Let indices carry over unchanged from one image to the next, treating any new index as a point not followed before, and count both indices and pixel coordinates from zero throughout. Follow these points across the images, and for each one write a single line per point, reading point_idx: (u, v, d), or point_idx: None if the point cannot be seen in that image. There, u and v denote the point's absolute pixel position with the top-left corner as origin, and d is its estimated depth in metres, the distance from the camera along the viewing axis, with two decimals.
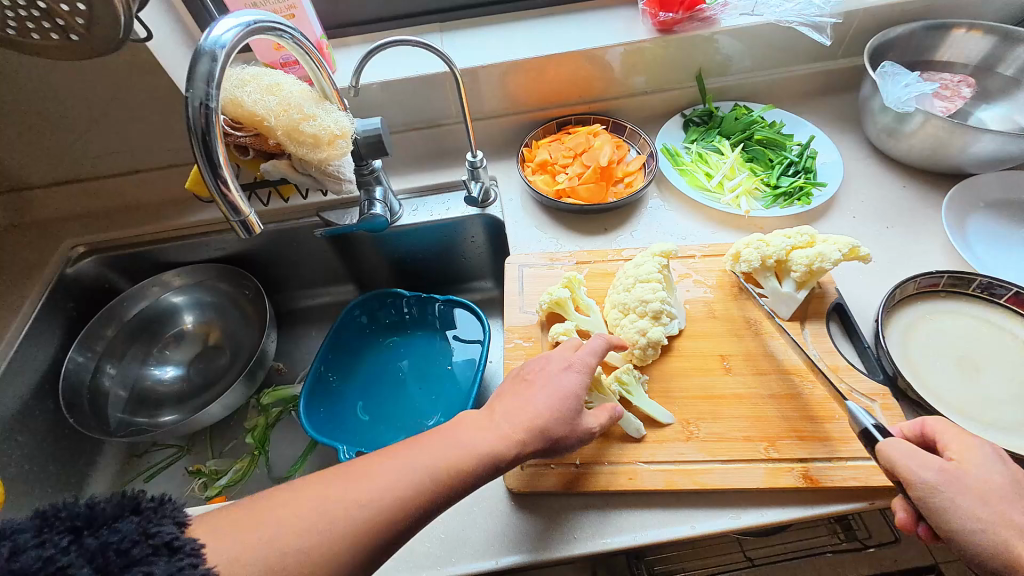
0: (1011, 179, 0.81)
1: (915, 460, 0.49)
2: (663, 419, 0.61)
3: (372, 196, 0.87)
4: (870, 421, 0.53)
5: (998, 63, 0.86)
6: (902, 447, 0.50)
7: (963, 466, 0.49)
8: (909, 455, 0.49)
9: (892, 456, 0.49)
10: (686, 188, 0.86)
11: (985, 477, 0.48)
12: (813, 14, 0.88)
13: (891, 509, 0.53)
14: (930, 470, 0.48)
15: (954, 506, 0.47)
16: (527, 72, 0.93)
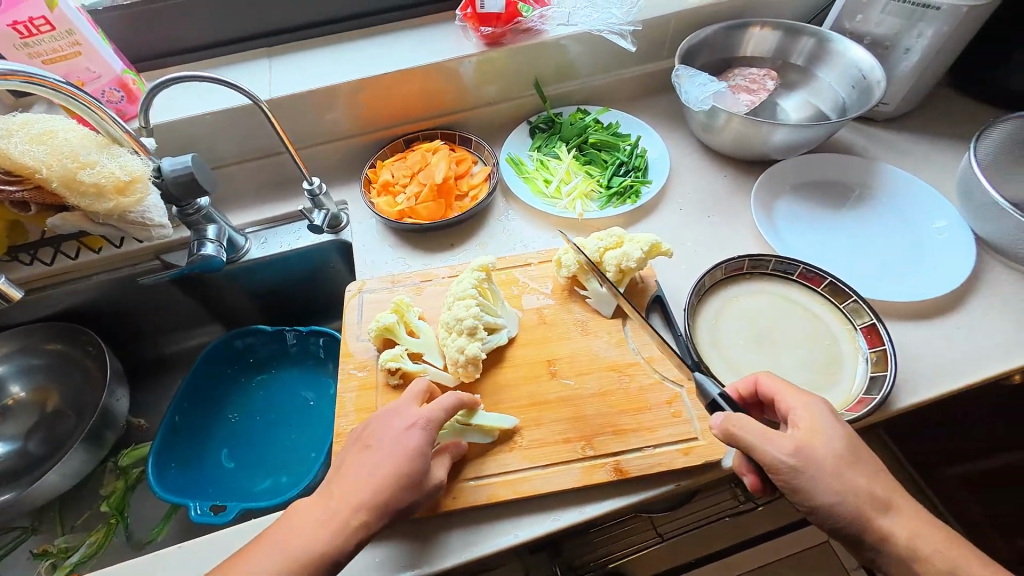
0: (809, 163, 0.90)
1: (764, 439, 0.52)
2: (508, 426, 0.62)
3: (203, 236, 0.83)
4: (717, 392, 0.58)
5: (790, 55, 0.94)
6: (752, 425, 0.54)
7: (806, 433, 0.54)
8: (761, 435, 0.53)
9: (745, 436, 0.53)
10: (526, 197, 0.89)
11: (826, 444, 0.52)
12: (615, 23, 0.93)
13: (741, 474, 0.59)
14: (780, 448, 0.52)
15: (801, 472, 0.51)
16: (363, 92, 0.92)
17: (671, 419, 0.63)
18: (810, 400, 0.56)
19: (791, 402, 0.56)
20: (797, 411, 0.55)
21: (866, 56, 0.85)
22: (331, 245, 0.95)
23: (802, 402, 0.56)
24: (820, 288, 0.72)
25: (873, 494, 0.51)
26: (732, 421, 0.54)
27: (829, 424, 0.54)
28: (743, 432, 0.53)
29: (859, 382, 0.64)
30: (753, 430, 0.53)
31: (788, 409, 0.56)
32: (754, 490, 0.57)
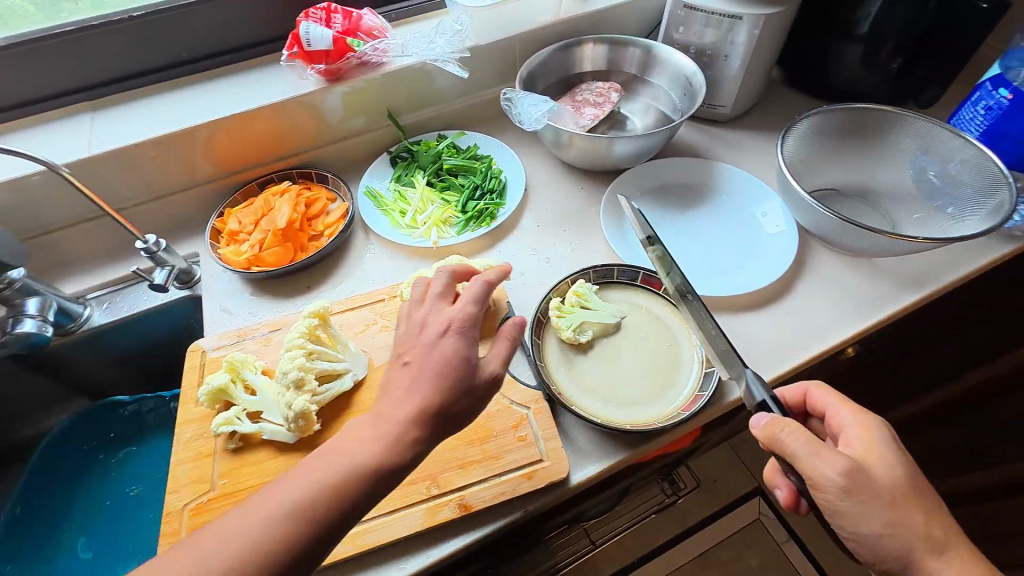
0: (654, 168, 0.94)
1: (811, 454, 0.51)
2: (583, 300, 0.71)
3: (20, 312, 0.76)
4: (763, 394, 0.58)
5: (623, 64, 0.99)
6: (800, 435, 0.52)
7: (864, 453, 0.54)
8: (808, 448, 0.52)
9: (792, 444, 0.52)
10: (384, 230, 0.87)
11: (880, 470, 0.53)
12: (443, 53, 0.94)
13: (777, 488, 0.60)
14: (832, 466, 0.51)
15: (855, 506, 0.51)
16: (202, 140, 0.88)
17: (516, 444, 0.62)
18: (863, 415, 0.57)
19: (843, 418, 0.57)
20: (854, 429, 0.56)
21: (687, 62, 0.91)
22: (186, 301, 0.90)
23: (865, 417, 0.56)
24: (661, 290, 0.75)
25: (923, 533, 0.51)
26: (780, 424, 0.54)
27: (884, 443, 0.54)
28: (786, 438, 0.53)
29: (694, 381, 0.67)
30: (807, 438, 0.52)
31: (844, 424, 0.57)
32: (788, 504, 0.59)
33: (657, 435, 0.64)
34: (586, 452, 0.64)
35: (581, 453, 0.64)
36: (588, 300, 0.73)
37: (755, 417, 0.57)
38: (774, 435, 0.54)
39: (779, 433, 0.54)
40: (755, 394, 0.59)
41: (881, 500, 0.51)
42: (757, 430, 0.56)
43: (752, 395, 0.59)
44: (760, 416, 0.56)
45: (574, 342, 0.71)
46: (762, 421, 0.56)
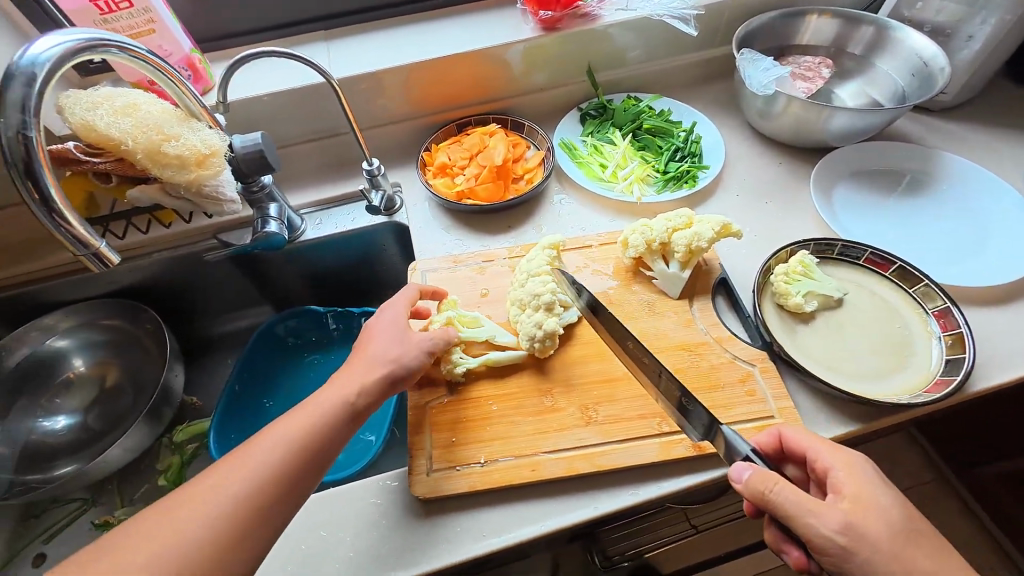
0: (867, 149, 0.89)
1: (806, 508, 0.47)
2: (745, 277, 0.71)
3: (266, 214, 0.83)
4: (746, 446, 0.53)
5: (848, 43, 0.93)
6: (793, 494, 0.48)
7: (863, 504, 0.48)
8: (799, 505, 0.47)
9: (785, 500, 0.48)
10: (583, 180, 0.89)
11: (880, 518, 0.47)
12: (678, 8, 0.95)
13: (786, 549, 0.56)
14: (827, 523, 0.46)
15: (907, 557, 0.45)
16: (420, 76, 0.93)
17: (745, 397, 0.63)
18: (846, 453, 0.51)
19: (827, 460, 0.51)
20: (838, 468, 0.50)
21: (927, 43, 0.84)
22: (384, 227, 0.94)
23: (846, 457, 0.51)
24: (888, 272, 0.72)
25: None
26: (765, 480, 0.48)
27: (876, 488, 0.48)
28: (777, 493, 0.48)
29: (936, 364, 0.64)
30: (797, 494, 0.48)
31: (826, 465, 0.51)
32: (800, 566, 0.54)
33: (891, 413, 0.62)
34: (811, 418, 0.63)
35: (807, 418, 0.63)
36: (812, 271, 0.71)
37: (735, 471, 0.51)
38: (763, 491, 0.49)
39: (764, 489, 0.48)
40: (738, 446, 0.54)
41: (890, 556, 0.45)
42: (738, 484, 0.50)
43: (734, 448, 0.54)
44: (740, 467, 0.51)
45: (797, 311, 0.70)
46: (743, 475, 0.50)
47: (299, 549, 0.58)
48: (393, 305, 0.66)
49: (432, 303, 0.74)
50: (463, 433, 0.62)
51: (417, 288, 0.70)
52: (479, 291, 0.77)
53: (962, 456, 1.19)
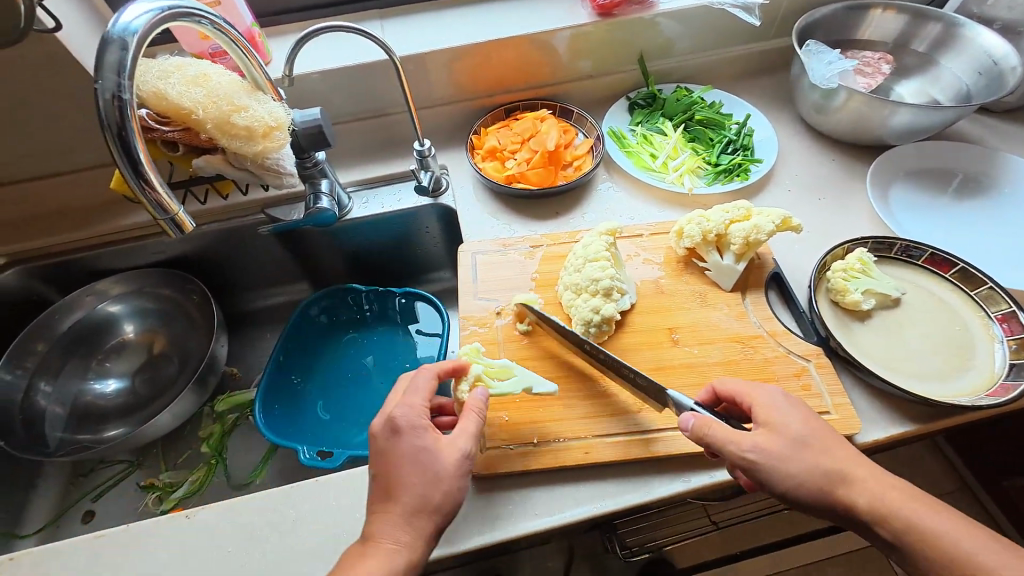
0: (927, 148, 0.87)
1: (734, 441, 0.51)
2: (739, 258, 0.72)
3: (318, 189, 0.84)
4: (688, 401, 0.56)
5: (912, 40, 0.91)
6: (720, 428, 0.52)
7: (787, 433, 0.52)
8: (727, 435, 0.52)
9: (721, 439, 0.52)
10: (632, 169, 0.89)
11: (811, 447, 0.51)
12: None
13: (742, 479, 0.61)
14: (744, 446, 0.51)
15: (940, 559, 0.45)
16: (473, 58, 0.93)
17: (800, 392, 0.63)
18: (767, 392, 0.55)
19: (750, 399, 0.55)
20: (759, 405, 0.54)
21: (1000, 42, 0.82)
22: (431, 209, 0.94)
23: (764, 397, 0.55)
24: (949, 273, 0.71)
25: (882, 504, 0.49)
26: (703, 425, 0.53)
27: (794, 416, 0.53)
28: (714, 434, 0.52)
29: (999, 367, 0.63)
30: (726, 431, 0.52)
31: (754, 407, 0.55)
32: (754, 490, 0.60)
33: (949, 415, 0.61)
34: (867, 415, 0.63)
35: (862, 416, 0.63)
36: (871, 270, 0.70)
37: (681, 420, 0.54)
38: (702, 435, 0.53)
39: (705, 434, 0.53)
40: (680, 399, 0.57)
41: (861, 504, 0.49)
42: (685, 432, 0.54)
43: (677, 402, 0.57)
44: (684, 418, 0.54)
45: (853, 308, 0.69)
46: (689, 423, 0.54)
47: (354, 517, 0.59)
48: (408, 414, 0.55)
49: (482, 286, 0.75)
50: (517, 413, 0.63)
51: (426, 379, 0.59)
52: (528, 275, 0.77)
53: (989, 467, 1.17)
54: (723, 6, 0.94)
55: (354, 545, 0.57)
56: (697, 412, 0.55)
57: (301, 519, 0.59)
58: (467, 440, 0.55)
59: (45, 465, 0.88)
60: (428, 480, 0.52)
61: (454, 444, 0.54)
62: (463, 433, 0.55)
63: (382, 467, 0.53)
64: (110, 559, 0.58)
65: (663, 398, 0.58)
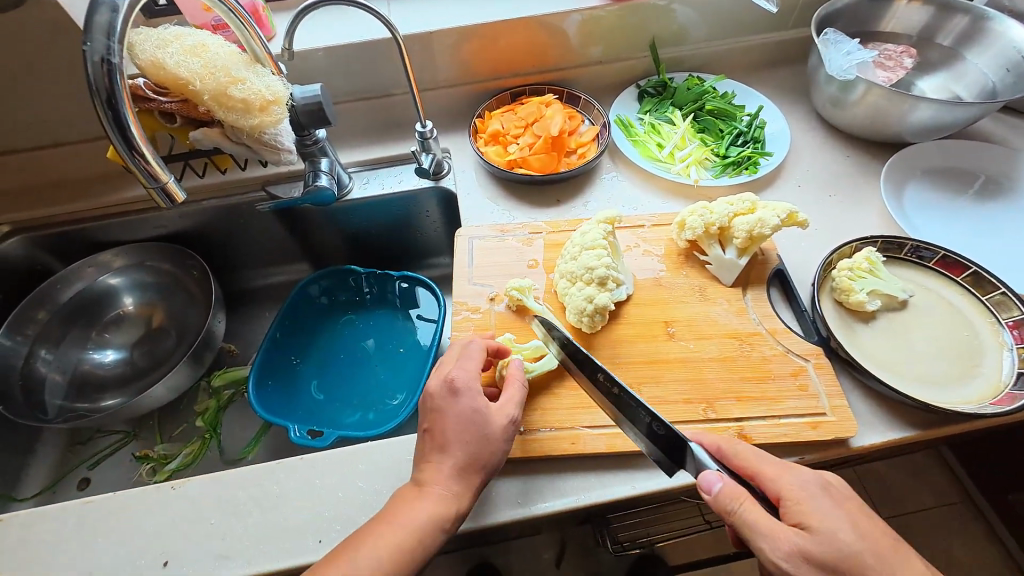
0: (947, 147, 0.84)
1: (764, 532, 0.46)
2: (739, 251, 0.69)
3: (317, 168, 0.82)
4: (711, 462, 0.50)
5: (938, 33, 0.87)
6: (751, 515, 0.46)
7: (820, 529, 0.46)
8: (757, 526, 0.46)
9: (749, 519, 0.47)
10: (638, 158, 0.86)
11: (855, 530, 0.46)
12: None
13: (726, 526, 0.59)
14: (778, 546, 0.45)
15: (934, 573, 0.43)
16: (479, 40, 0.91)
17: (797, 392, 0.61)
18: (800, 478, 0.49)
19: (778, 480, 0.50)
20: (789, 495, 0.48)
21: None
22: (431, 192, 0.93)
23: (794, 482, 0.49)
24: (960, 277, 0.68)
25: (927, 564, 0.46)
26: (732, 498, 0.47)
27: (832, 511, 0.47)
28: (741, 509, 0.47)
29: (1006, 376, 0.60)
30: (759, 515, 0.46)
31: (780, 488, 0.49)
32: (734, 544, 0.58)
33: (950, 422, 0.59)
34: (864, 419, 0.61)
35: (860, 419, 0.61)
36: (878, 270, 0.68)
37: (705, 482, 0.49)
38: (723, 507, 0.48)
39: (730, 507, 0.47)
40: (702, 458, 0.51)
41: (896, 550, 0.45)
42: (707, 496, 0.48)
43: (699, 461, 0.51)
44: (710, 479, 0.49)
45: (858, 309, 0.66)
46: (714, 486, 0.48)
47: (338, 497, 0.59)
48: (467, 375, 0.56)
49: (477, 271, 0.74)
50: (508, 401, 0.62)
51: (481, 351, 0.60)
52: (524, 262, 0.75)
53: (995, 480, 1.14)
54: None
55: (336, 524, 0.57)
56: (724, 475, 0.49)
57: (285, 496, 0.59)
58: (514, 408, 0.56)
59: (44, 432, 0.89)
60: (428, 458, 0.53)
61: (502, 410, 0.56)
62: (509, 401, 0.56)
63: (433, 422, 0.54)
64: (96, 525, 0.58)
65: (681, 452, 0.52)
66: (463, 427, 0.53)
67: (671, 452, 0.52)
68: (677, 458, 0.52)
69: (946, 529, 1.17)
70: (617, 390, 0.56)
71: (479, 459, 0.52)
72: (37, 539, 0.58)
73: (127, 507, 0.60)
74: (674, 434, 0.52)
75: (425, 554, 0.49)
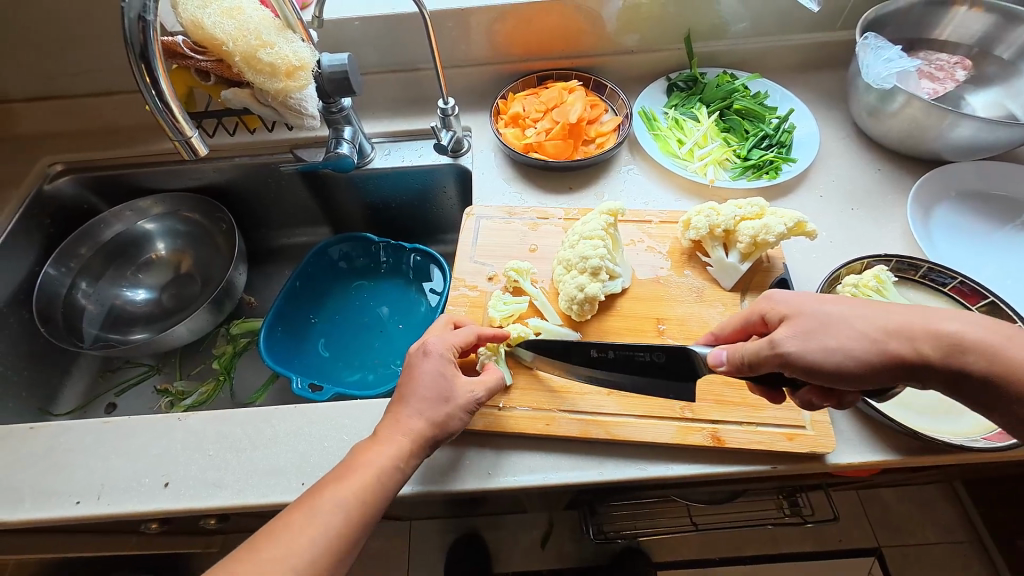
0: (987, 170, 0.79)
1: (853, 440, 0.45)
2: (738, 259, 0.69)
3: (340, 136, 0.84)
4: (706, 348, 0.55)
5: (997, 45, 0.81)
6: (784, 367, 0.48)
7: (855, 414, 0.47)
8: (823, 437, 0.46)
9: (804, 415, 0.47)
10: (657, 153, 0.85)
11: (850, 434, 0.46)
12: None
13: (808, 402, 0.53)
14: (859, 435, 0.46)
15: None
16: (511, 21, 0.91)
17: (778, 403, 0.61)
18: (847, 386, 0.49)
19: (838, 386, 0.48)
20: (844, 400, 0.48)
21: None
22: (448, 169, 0.95)
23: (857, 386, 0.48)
24: (975, 307, 0.65)
25: None
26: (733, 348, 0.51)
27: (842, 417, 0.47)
28: (747, 356, 0.49)
29: None
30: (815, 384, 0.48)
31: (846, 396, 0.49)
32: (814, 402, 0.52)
33: (938, 452, 0.58)
34: (846, 437, 0.60)
35: (841, 437, 0.60)
36: (886, 289, 0.65)
37: (715, 356, 0.52)
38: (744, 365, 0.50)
39: (738, 357, 0.50)
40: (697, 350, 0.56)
41: None
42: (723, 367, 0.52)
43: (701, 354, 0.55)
44: (717, 356, 0.52)
45: None
46: (722, 355, 0.52)
47: (323, 446, 0.63)
48: (441, 344, 0.59)
49: (479, 248, 0.77)
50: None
51: (470, 331, 0.61)
52: (526, 246, 0.77)
53: (1005, 525, 1.09)
54: None
55: (319, 469, 0.62)
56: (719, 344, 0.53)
57: (275, 437, 0.64)
58: (482, 388, 0.58)
59: (80, 358, 0.98)
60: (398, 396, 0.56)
61: (469, 385, 0.58)
62: (481, 382, 0.58)
63: (405, 381, 0.57)
64: (111, 443, 0.65)
65: (687, 361, 0.57)
66: (433, 389, 0.56)
67: (687, 369, 0.57)
68: (689, 373, 0.57)
69: (948, 566, 1.14)
70: (612, 354, 0.60)
71: (441, 409, 0.55)
72: (59, 448, 0.65)
73: (140, 431, 0.66)
74: (670, 351, 0.57)
75: (392, 475, 0.52)
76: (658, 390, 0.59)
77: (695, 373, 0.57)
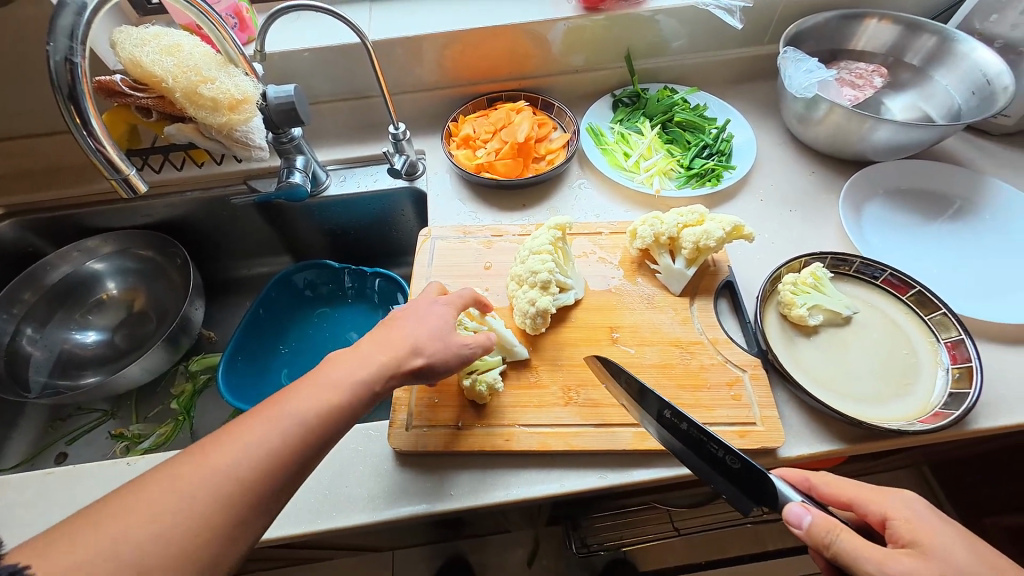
0: (908, 167, 0.84)
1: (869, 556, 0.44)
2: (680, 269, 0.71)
3: (292, 165, 0.85)
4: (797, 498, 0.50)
5: (906, 52, 0.88)
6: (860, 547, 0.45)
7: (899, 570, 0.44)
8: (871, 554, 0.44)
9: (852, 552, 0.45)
10: (605, 167, 0.88)
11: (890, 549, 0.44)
12: None
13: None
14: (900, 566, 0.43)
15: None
16: (456, 48, 0.94)
17: (729, 401, 0.62)
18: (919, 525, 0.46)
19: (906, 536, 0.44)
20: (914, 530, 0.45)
21: (994, 59, 0.78)
22: (404, 192, 0.96)
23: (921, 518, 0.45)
24: (906, 296, 0.69)
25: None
26: (826, 529, 0.46)
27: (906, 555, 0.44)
28: (839, 544, 0.45)
29: (937, 397, 0.61)
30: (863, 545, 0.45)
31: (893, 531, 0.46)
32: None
33: (880, 437, 0.60)
34: (795, 430, 0.62)
35: (789, 431, 0.62)
36: (823, 285, 0.68)
37: (796, 516, 0.48)
38: (824, 540, 0.46)
39: (826, 539, 0.46)
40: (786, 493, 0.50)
41: None
42: (798, 529, 0.48)
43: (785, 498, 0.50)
44: (800, 514, 0.48)
45: (800, 323, 0.68)
46: (803, 520, 0.48)
47: None
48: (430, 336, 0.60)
49: (434, 269, 0.77)
50: (437, 412, 0.63)
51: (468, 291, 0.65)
52: (481, 263, 0.78)
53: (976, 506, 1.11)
54: (710, 7, 0.92)
55: None
56: (811, 507, 0.48)
57: None
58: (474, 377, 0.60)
59: (26, 409, 0.93)
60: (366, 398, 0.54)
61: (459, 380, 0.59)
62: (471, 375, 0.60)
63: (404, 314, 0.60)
64: (54, 495, 0.62)
65: (759, 484, 0.51)
66: None
67: (753, 490, 0.52)
68: (760, 497, 0.51)
69: None
70: (686, 426, 0.57)
71: None
72: None
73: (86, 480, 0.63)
74: (751, 466, 0.52)
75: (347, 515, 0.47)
76: (707, 478, 0.55)
77: (762, 498, 0.51)
